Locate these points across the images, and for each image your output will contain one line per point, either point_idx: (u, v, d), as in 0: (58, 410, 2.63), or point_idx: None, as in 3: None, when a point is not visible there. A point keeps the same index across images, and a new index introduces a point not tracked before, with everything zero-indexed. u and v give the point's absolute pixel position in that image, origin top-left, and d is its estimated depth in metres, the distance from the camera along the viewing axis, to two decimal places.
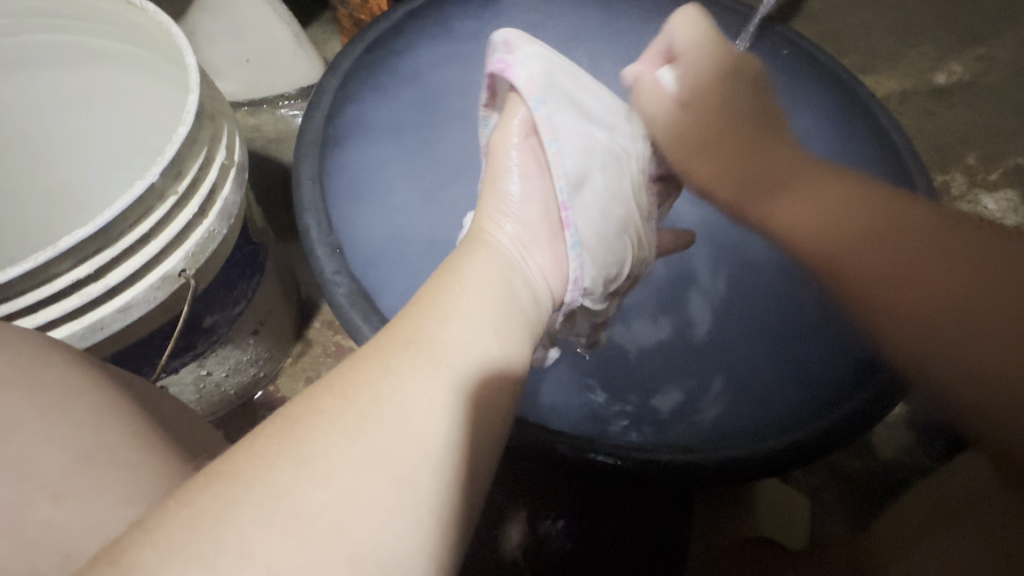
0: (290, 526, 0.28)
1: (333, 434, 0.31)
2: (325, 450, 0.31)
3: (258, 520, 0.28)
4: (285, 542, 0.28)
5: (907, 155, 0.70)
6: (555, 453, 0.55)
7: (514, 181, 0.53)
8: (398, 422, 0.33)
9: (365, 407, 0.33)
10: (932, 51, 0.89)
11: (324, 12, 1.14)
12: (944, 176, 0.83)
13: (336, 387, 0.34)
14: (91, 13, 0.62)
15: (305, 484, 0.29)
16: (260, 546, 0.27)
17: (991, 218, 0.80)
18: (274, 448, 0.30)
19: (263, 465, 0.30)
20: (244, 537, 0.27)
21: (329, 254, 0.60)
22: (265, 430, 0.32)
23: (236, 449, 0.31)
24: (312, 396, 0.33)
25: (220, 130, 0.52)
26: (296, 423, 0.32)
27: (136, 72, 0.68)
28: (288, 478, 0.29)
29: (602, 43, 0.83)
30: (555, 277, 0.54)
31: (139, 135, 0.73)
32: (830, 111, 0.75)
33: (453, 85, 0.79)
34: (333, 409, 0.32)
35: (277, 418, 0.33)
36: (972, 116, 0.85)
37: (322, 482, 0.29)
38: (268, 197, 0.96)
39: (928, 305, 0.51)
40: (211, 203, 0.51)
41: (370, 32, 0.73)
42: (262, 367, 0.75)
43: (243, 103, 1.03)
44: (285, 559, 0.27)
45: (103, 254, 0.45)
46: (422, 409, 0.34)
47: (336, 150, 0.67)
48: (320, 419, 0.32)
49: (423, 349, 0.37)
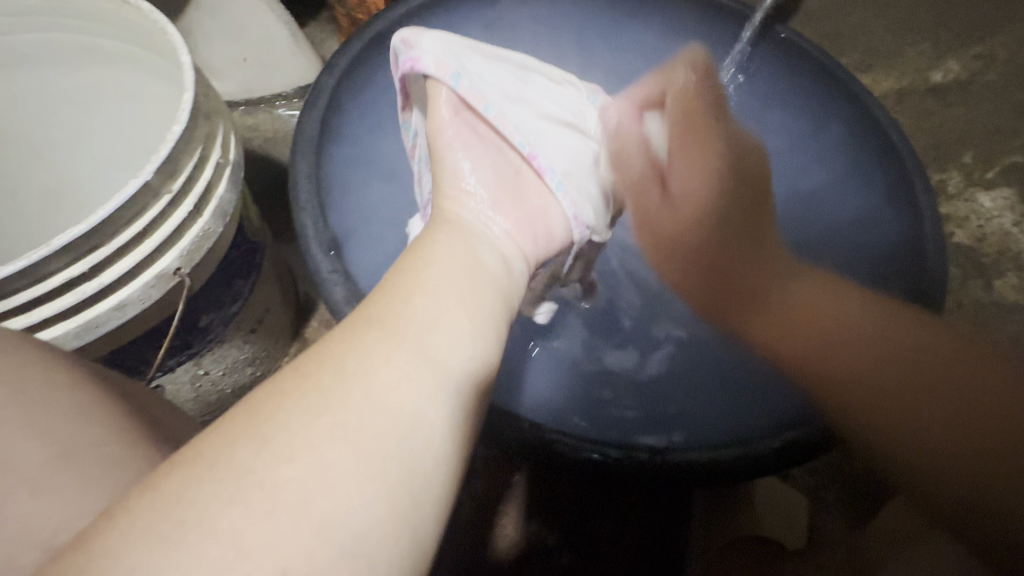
0: (257, 502, 0.28)
1: (296, 411, 0.31)
2: (288, 426, 0.31)
3: (225, 498, 0.28)
4: (251, 519, 0.28)
5: (903, 151, 0.69)
6: (550, 450, 0.55)
7: (462, 154, 0.53)
8: (362, 395, 0.33)
9: (327, 383, 0.33)
10: (930, 49, 0.89)
11: (321, 11, 1.14)
12: (941, 174, 0.83)
13: (302, 368, 0.34)
14: (86, 10, 0.62)
15: (269, 460, 0.29)
16: (228, 526, 0.27)
17: (987, 216, 0.80)
18: (243, 430, 0.30)
19: (232, 448, 0.30)
20: (210, 518, 0.28)
21: (325, 253, 0.60)
22: (236, 415, 0.32)
23: (211, 434, 0.31)
24: (279, 378, 0.34)
25: (215, 128, 0.52)
26: (259, 405, 0.32)
27: (132, 71, 0.68)
28: (252, 457, 0.29)
29: (599, 42, 0.84)
30: (528, 239, 0.52)
31: (135, 134, 0.73)
32: (824, 107, 0.75)
33: None
34: (298, 389, 0.32)
35: (245, 404, 0.32)
36: (969, 114, 0.85)
37: (286, 458, 0.29)
38: (267, 195, 0.96)
39: (892, 394, 0.51)
40: (206, 202, 0.51)
41: (367, 28, 0.73)
42: (259, 366, 0.75)
43: (240, 102, 1.01)
44: (252, 533, 0.27)
45: (97, 252, 0.45)
46: (376, 381, 0.34)
47: (333, 148, 0.67)
48: (285, 397, 0.32)
49: (386, 325, 0.37)
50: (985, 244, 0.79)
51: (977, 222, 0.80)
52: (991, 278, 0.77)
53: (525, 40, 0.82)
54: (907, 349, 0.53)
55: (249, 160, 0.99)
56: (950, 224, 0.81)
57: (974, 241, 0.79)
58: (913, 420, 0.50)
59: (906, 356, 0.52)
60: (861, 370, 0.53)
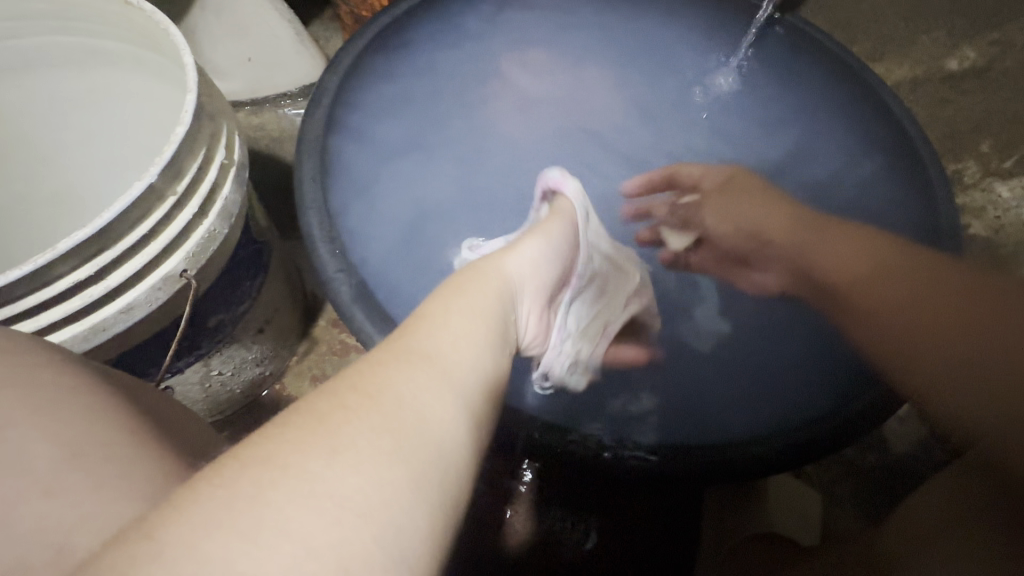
0: (325, 508, 0.25)
1: (364, 428, 0.28)
2: (355, 441, 0.28)
3: (298, 500, 0.25)
4: (321, 523, 0.25)
5: (925, 160, 0.69)
6: (561, 452, 0.54)
7: (556, 238, 0.57)
8: (420, 422, 0.30)
9: (390, 407, 0.30)
10: (945, 37, 0.85)
11: (326, 10, 1.14)
12: (956, 164, 0.81)
13: (359, 387, 0.31)
14: (92, 14, 0.62)
15: (339, 471, 0.26)
16: (297, 527, 0.24)
17: (1005, 206, 0.78)
18: (306, 436, 0.27)
19: (303, 449, 0.27)
20: (284, 518, 0.24)
21: (331, 251, 0.59)
22: (290, 422, 0.28)
23: (253, 434, 0.28)
24: (333, 390, 0.30)
25: (220, 128, 0.52)
26: (329, 414, 0.29)
27: (137, 72, 0.68)
28: (324, 465, 0.26)
29: (605, 37, 0.83)
30: (533, 320, 0.51)
31: (140, 135, 0.73)
32: (846, 107, 0.74)
33: (467, 84, 0.79)
34: (360, 405, 0.29)
35: (297, 410, 0.29)
36: (985, 102, 0.82)
37: (355, 469, 0.27)
38: (273, 196, 0.96)
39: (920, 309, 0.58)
40: (211, 203, 0.51)
41: (373, 26, 0.72)
42: (268, 365, 0.76)
43: (245, 102, 1.02)
44: (325, 533, 0.25)
45: (105, 254, 0.45)
46: (438, 404, 0.32)
47: (339, 149, 0.66)
48: (349, 412, 0.29)
49: (434, 357, 0.35)
50: (1004, 236, 0.77)
51: (994, 213, 0.78)
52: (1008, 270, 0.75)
53: (532, 34, 0.82)
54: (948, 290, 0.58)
55: (256, 161, 0.99)
56: (965, 215, 0.79)
57: (992, 232, 0.78)
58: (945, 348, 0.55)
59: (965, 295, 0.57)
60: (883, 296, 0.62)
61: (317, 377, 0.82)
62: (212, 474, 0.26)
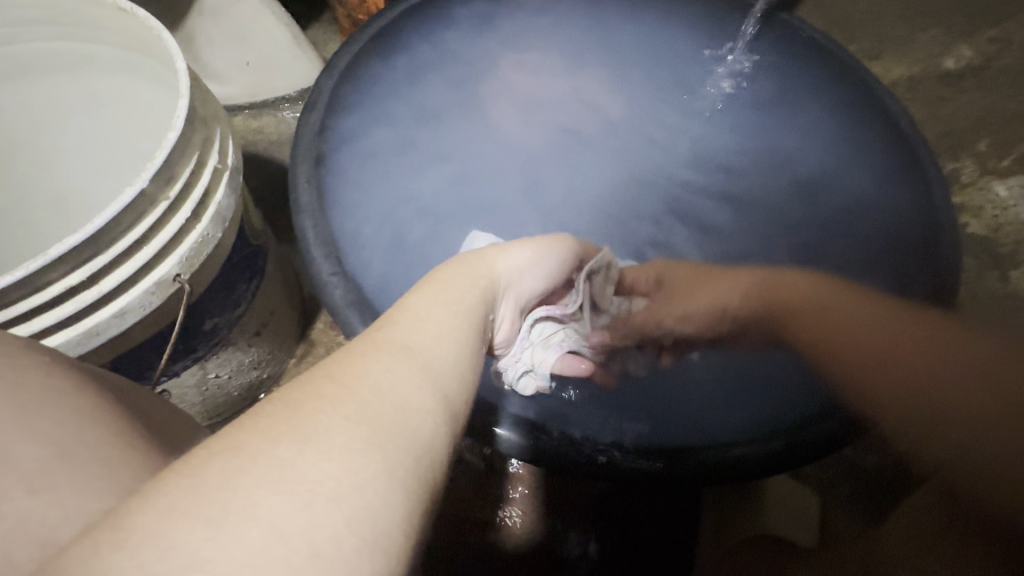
0: (296, 494, 0.24)
1: (338, 416, 0.27)
2: (327, 427, 0.26)
3: (266, 486, 0.24)
4: (291, 507, 0.23)
5: (926, 162, 0.69)
6: (561, 460, 0.54)
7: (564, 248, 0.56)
8: (395, 410, 0.28)
9: (366, 397, 0.28)
10: (943, 34, 0.86)
11: (325, 13, 1.14)
12: (953, 164, 0.80)
13: (336, 376, 0.29)
14: (86, 20, 0.62)
15: (310, 458, 0.25)
16: (268, 513, 0.23)
17: (1002, 206, 0.77)
18: (276, 424, 0.26)
19: (272, 436, 0.25)
20: (251, 499, 0.23)
21: (325, 256, 0.59)
22: (264, 413, 0.27)
23: (225, 426, 0.27)
24: (309, 379, 0.29)
25: (213, 133, 0.53)
26: (299, 402, 0.27)
27: (132, 77, 0.68)
28: (295, 453, 0.25)
29: (600, 39, 0.83)
30: (510, 321, 0.50)
31: (133, 139, 0.73)
32: (843, 109, 0.74)
33: (465, 82, 0.79)
34: (333, 394, 0.28)
35: (268, 403, 0.27)
36: (983, 100, 0.82)
37: (326, 454, 0.25)
38: (270, 199, 0.97)
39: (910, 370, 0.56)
40: (205, 207, 0.51)
41: (367, 31, 0.73)
42: (265, 368, 0.76)
43: (244, 105, 1.03)
44: (294, 519, 0.23)
45: (97, 259, 0.45)
46: (410, 391, 0.30)
47: (335, 152, 0.66)
48: (322, 400, 0.27)
49: (412, 350, 0.33)
50: (1002, 235, 0.76)
51: (992, 212, 0.77)
52: (1007, 270, 0.75)
53: (530, 36, 0.82)
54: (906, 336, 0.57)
55: (254, 164, 0.99)
56: (964, 214, 0.78)
57: (989, 231, 0.77)
58: (944, 402, 0.55)
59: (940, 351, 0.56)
60: (864, 348, 0.57)
61: None
62: (188, 463, 0.25)
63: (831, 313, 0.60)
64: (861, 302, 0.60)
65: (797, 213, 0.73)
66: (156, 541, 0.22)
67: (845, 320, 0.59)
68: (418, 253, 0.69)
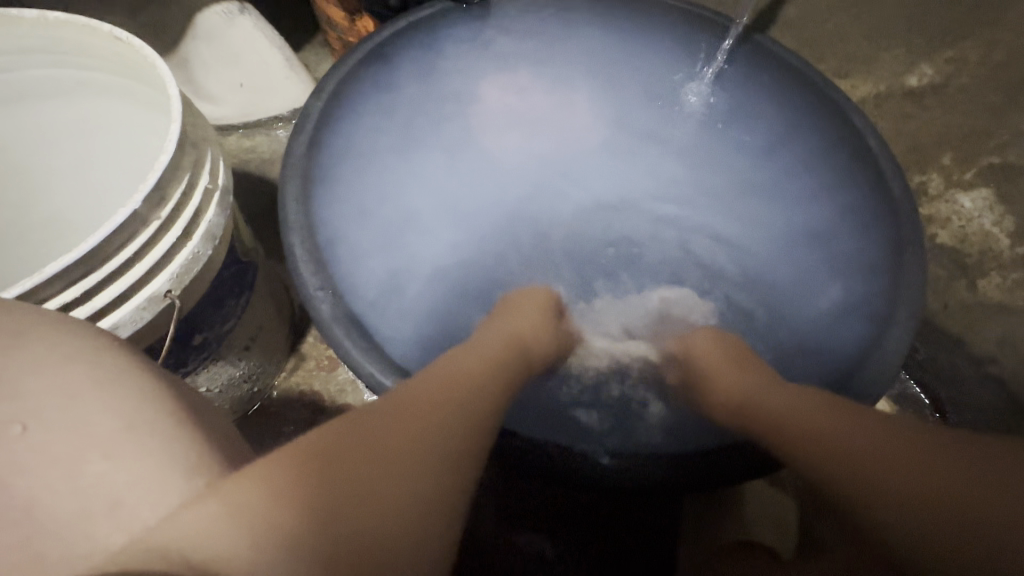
0: (356, 509, 0.36)
1: (392, 447, 0.39)
2: (384, 455, 0.39)
3: (335, 501, 0.35)
4: (354, 519, 0.35)
5: (886, 171, 0.68)
6: (518, 449, 0.54)
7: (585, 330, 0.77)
8: (433, 441, 0.41)
9: (418, 431, 0.41)
10: (903, 54, 0.90)
11: (316, 36, 1.18)
12: (921, 177, 0.85)
13: (396, 412, 0.42)
14: (83, 49, 0.65)
15: (375, 481, 0.37)
16: (339, 522, 0.35)
17: (968, 217, 0.80)
18: (344, 451, 0.38)
19: (343, 468, 0.37)
20: (324, 511, 0.35)
21: (312, 272, 0.60)
22: (333, 438, 0.39)
23: (303, 439, 0.39)
24: (373, 414, 0.41)
25: (203, 155, 0.55)
26: (364, 437, 0.39)
27: (128, 102, 0.71)
28: (360, 477, 0.37)
29: (577, 62, 0.87)
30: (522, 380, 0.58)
31: (127, 161, 0.75)
32: (818, 125, 0.75)
33: (450, 108, 0.83)
34: (393, 428, 0.41)
35: (342, 427, 0.40)
36: (945, 116, 0.86)
37: (387, 480, 0.38)
38: (262, 215, 0.99)
39: (843, 429, 0.48)
40: (195, 226, 0.54)
41: (355, 54, 0.74)
42: (255, 382, 0.77)
43: (238, 126, 1.05)
44: (352, 530, 0.35)
45: (90, 277, 0.47)
46: (445, 432, 0.42)
47: (323, 171, 0.68)
48: (379, 434, 0.40)
49: (450, 391, 0.45)
50: (968, 245, 0.79)
51: (957, 223, 0.80)
52: (974, 278, 0.77)
53: (512, 58, 0.84)
54: (848, 413, 0.49)
55: (246, 182, 1.01)
56: (932, 225, 0.82)
57: (957, 241, 0.80)
58: (928, 482, 0.44)
59: (899, 436, 0.47)
60: (831, 422, 0.49)
61: (304, 393, 0.83)
62: (283, 466, 0.37)
63: (810, 415, 0.50)
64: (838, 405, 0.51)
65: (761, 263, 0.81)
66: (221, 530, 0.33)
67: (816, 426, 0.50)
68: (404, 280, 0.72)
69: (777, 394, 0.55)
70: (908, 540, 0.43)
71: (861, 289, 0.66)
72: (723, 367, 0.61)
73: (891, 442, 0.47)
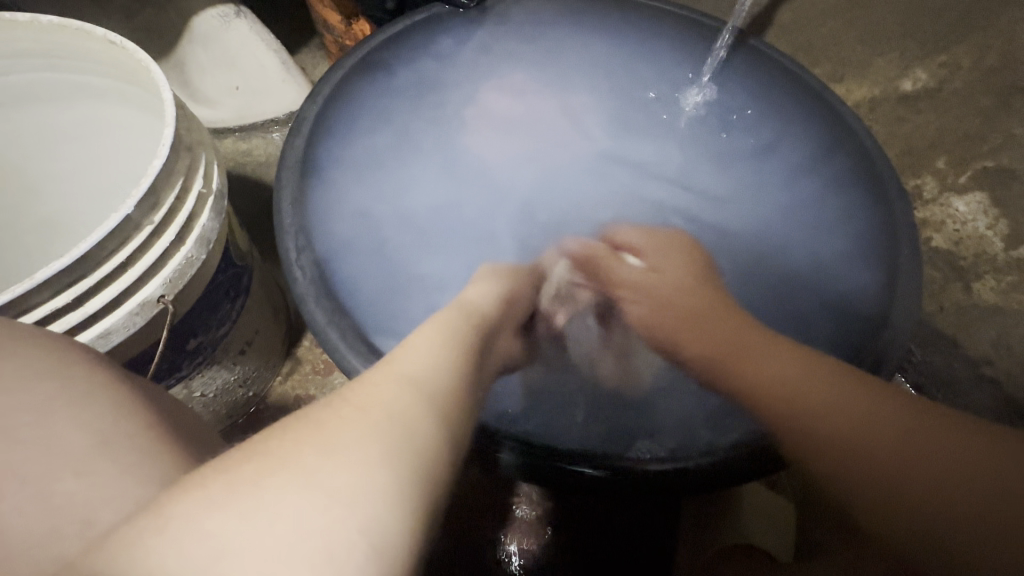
0: (307, 500, 0.30)
1: (348, 430, 0.34)
2: (338, 436, 0.33)
3: (283, 491, 0.30)
4: (301, 513, 0.29)
5: (886, 180, 0.70)
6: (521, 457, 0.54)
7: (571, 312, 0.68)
8: (394, 422, 0.35)
9: (376, 415, 0.35)
10: (897, 58, 0.91)
11: (312, 40, 1.18)
12: (915, 181, 0.86)
13: (354, 399, 0.36)
14: (76, 52, 0.65)
15: (326, 467, 0.31)
16: (282, 510, 0.29)
17: (963, 220, 0.81)
18: (293, 437, 0.33)
19: (294, 452, 0.32)
20: (266, 504, 0.30)
21: (306, 275, 0.61)
22: (283, 429, 0.34)
23: (254, 435, 0.34)
24: (331, 401, 0.36)
25: (198, 159, 0.55)
26: (319, 421, 0.34)
27: (121, 104, 0.71)
28: (311, 464, 0.32)
29: (573, 65, 0.87)
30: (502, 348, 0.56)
31: (121, 165, 0.75)
32: (817, 133, 0.76)
33: (446, 110, 0.83)
34: (352, 414, 0.35)
35: (296, 417, 0.35)
36: (939, 120, 0.86)
37: (340, 468, 0.31)
38: (257, 218, 0.98)
39: (843, 418, 0.46)
40: (189, 230, 0.53)
41: (350, 58, 0.75)
42: (250, 386, 0.77)
43: (234, 129, 1.05)
44: (299, 524, 0.29)
45: (82, 282, 0.47)
46: (410, 411, 0.36)
47: (318, 174, 0.68)
48: (337, 418, 0.35)
49: (410, 371, 0.39)
50: (963, 249, 0.79)
51: (952, 226, 0.81)
52: (970, 281, 0.78)
53: (512, 63, 0.85)
54: (851, 397, 0.47)
55: (242, 185, 1.01)
56: (926, 229, 0.83)
57: (952, 244, 0.81)
58: (934, 472, 0.43)
59: (902, 423, 0.45)
60: (823, 405, 0.47)
61: (299, 397, 0.83)
62: (222, 467, 0.32)
63: (805, 395, 0.48)
64: (849, 382, 0.48)
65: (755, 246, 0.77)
66: (195, 525, 0.29)
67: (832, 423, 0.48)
68: (402, 279, 0.71)
69: (775, 372, 0.51)
70: (907, 534, 0.43)
71: (857, 293, 0.67)
72: (710, 334, 0.56)
73: (893, 433, 0.45)
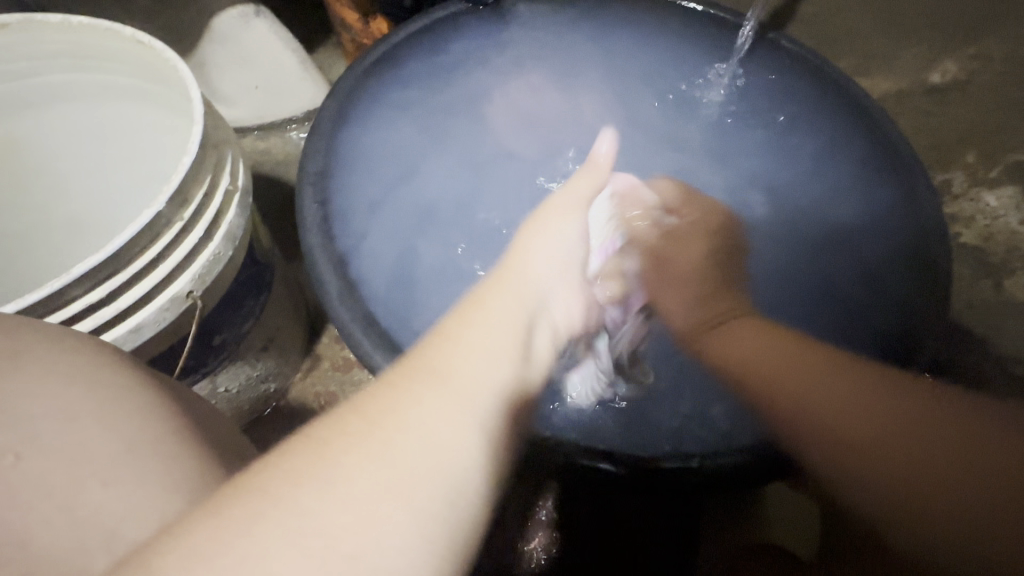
0: (308, 545, 0.28)
1: (354, 456, 0.31)
2: (344, 471, 0.30)
3: (279, 532, 0.28)
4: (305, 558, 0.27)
5: (910, 171, 0.69)
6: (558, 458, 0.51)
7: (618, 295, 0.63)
8: (414, 439, 0.33)
9: (388, 434, 0.33)
10: (925, 50, 0.89)
11: (329, 39, 1.19)
12: (944, 175, 0.82)
13: (365, 412, 0.34)
14: (105, 53, 0.66)
15: (329, 506, 0.29)
16: (278, 563, 0.27)
17: (993, 215, 0.79)
18: (298, 466, 0.30)
19: (293, 483, 0.30)
20: (263, 552, 0.27)
21: (333, 275, 0.61)
22: (291, 451, 0.31)
23: (255, 462, 0.32)
24: (338, 416, 0.34)
25: (224, 156, 0.55)
26: (323, 441, 0.32)
27: (147, 104, 0.72)
28: (315, 497, 0.29)
29: (592, 62, 0.87)
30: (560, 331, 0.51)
31: (147, 163, 0.76)
32: (834, 131, 0.75)
33: (461, 107, 0.82)
34: (361, 432, 0.32)
35: (304, 439, 0.32)
36: (967, 113, 0.85)
37: (343, 505, 0.29)
38: (276, 216, 0.99)
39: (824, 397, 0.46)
40: (216, 227, 0.54)
41: (369, 56, 0.75)
42: (272, 382, 0.78)
43: (254, 128, 1.07)
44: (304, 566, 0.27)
45: (115, 278, 0.48)
46: (438, 425, 0.34)
47: (338, 174, 0.68)
48: (344, 440, 0.32)
49: (432, 367, 0.37)
50: (993, 244, 0.78)
51: (983, 221, 0.79)
52: (1001, 278, 0.76)
53: (529, 60, 0.85)
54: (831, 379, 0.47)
55: (262, 183, 1.02)
56: (957, 224, 0.80)
57: (982, 240, 0.78)
58: (907, 448, 0.43)
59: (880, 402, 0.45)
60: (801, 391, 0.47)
61: (320, 394, 0.83)
62: (212, 507, 0.29)
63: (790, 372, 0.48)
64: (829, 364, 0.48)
65: (786, 234, 0.74)
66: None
67: (861, 410, 0.45)
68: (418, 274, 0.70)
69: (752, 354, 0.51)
70: (870, 507, 0.43)
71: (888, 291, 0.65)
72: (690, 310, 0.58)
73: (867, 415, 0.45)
